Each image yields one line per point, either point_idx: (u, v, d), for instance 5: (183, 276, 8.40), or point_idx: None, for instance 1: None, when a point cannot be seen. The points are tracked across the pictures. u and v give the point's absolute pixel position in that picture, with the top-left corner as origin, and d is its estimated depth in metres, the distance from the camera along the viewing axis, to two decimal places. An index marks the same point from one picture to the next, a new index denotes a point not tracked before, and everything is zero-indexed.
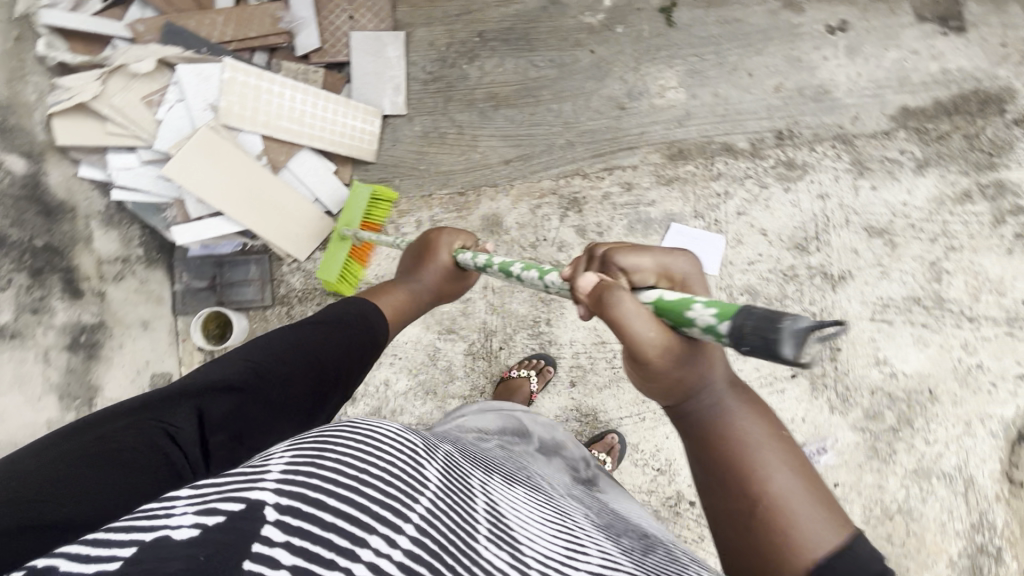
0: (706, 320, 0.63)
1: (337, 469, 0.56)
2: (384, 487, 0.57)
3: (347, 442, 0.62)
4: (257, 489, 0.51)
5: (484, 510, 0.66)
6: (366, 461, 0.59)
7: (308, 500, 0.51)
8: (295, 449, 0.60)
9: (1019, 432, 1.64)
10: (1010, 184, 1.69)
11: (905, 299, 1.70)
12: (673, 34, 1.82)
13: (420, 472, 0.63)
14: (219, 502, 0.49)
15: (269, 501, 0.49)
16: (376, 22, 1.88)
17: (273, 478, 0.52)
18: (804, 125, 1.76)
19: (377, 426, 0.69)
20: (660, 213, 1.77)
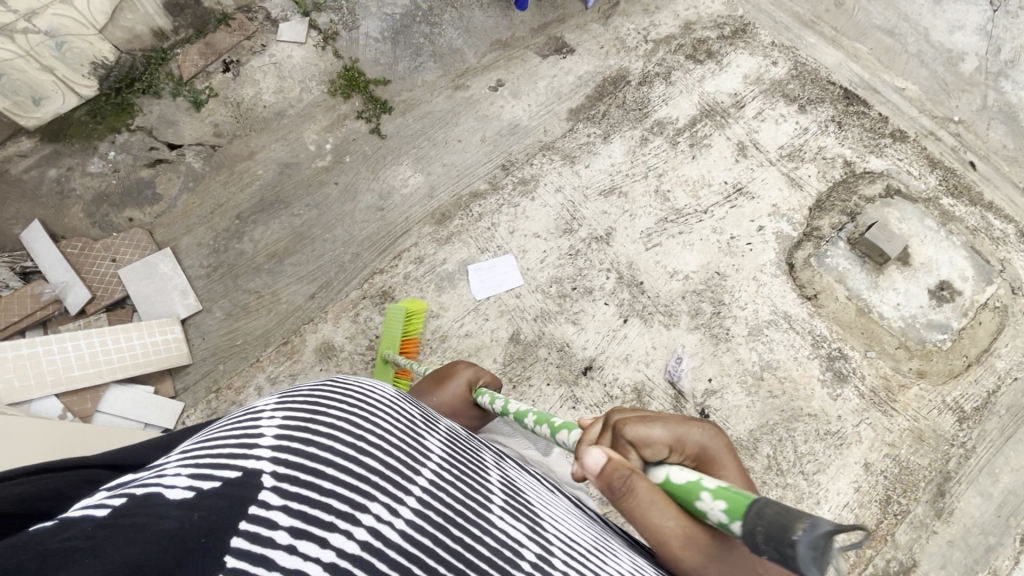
0: (718, 513, 0.68)
1: (335, 436, 0.60)
2: (383, 458, 0.62)
3: (343, 408, 0.66)
4: (252, 458, 0.54)
5: (497, 489, 0.74)
6: (362, 430, 0.63)
7: (306, 467, 0.55)
8: (289, 409, 0.62)
9: (788, 263, 2.06)
10: (665, 118, 2.27)
11: (657, 223, 2.11)
12: (389, 142, 2.23)
13: (419, 446, 0.69)
14: (214, 467, 0.53)
15: (266, 467, 0.53)
16: (138, 252, 2.04)
17: (269, 445, 0.56)
18: (516, 152, 2.21)
19: (381, 395, 0.74)
20: (456, 264, 2.04)
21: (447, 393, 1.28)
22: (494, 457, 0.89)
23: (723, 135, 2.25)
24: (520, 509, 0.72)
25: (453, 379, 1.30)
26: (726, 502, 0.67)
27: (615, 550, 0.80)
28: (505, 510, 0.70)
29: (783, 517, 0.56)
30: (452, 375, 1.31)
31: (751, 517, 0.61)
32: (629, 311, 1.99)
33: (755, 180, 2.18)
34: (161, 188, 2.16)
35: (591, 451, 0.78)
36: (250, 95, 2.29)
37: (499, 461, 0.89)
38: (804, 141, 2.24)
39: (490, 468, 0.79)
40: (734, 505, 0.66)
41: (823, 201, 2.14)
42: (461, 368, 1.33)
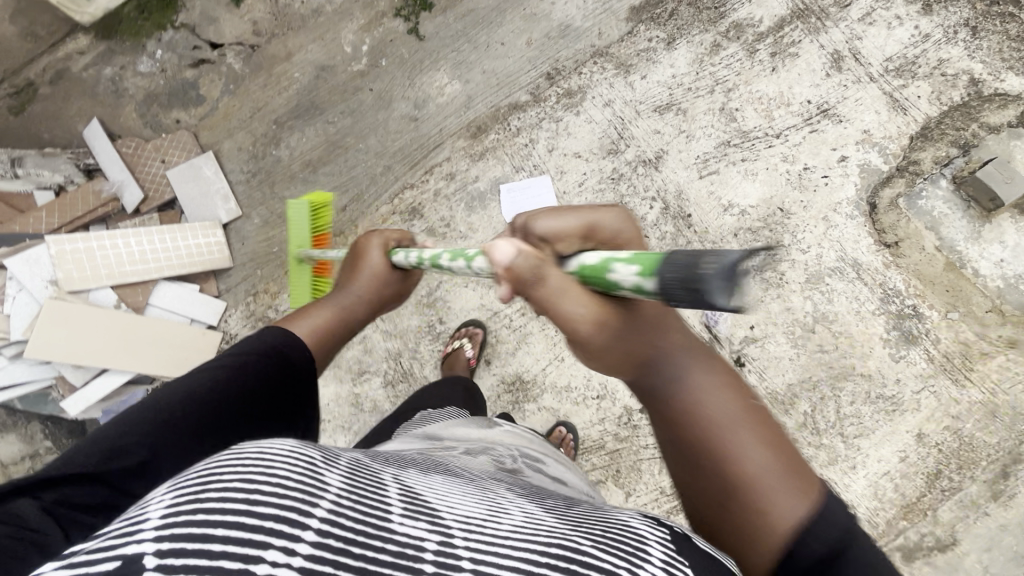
0: (630, 277, 0.64)
1: (225, 495, 0.45)
2: (283, 496, 0.46)
3: (240, 460, 0.49)
4: (127, 550, 0.41)
5: (396, 487, 0.57)
6: (260, 471, 0.48)
7: (194, 535, 0.42)
8: (178, 486, 0.48)
9: (870, 203, 1.76)
10: (745, 20, 1.91)
11: (717, 147, 1.86)
12: (428, 45, 2.06)
13: (323, 467, 0.53)
14: (86, 566, 0.40)
15: (149, 549, 0.41)
16: (185, 154, 2.09)
17: (147, 531, 0.42)
18: (564, 59, 1.97)
19: (278, 442, 0.53)
20: (488, 183, 1.93)
21: (363, 272, 1.16)
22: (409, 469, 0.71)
23: (815, 42, 1.87)
24: (430, 504, 0.56)
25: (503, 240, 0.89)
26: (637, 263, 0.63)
27: (517, 505, 0.65)
28: (413, 509, 0.53)
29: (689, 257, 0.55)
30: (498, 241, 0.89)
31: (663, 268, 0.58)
32: (670, 246, 1.82)
33: (846, 100, 1.83)
34: (204, 90, 2.15)
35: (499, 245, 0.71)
36: None
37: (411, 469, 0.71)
38: (921, 51, 1.82)
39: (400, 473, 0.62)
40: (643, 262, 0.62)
41: (930, 129, 1.77)
42: (366, 240, 1.20)
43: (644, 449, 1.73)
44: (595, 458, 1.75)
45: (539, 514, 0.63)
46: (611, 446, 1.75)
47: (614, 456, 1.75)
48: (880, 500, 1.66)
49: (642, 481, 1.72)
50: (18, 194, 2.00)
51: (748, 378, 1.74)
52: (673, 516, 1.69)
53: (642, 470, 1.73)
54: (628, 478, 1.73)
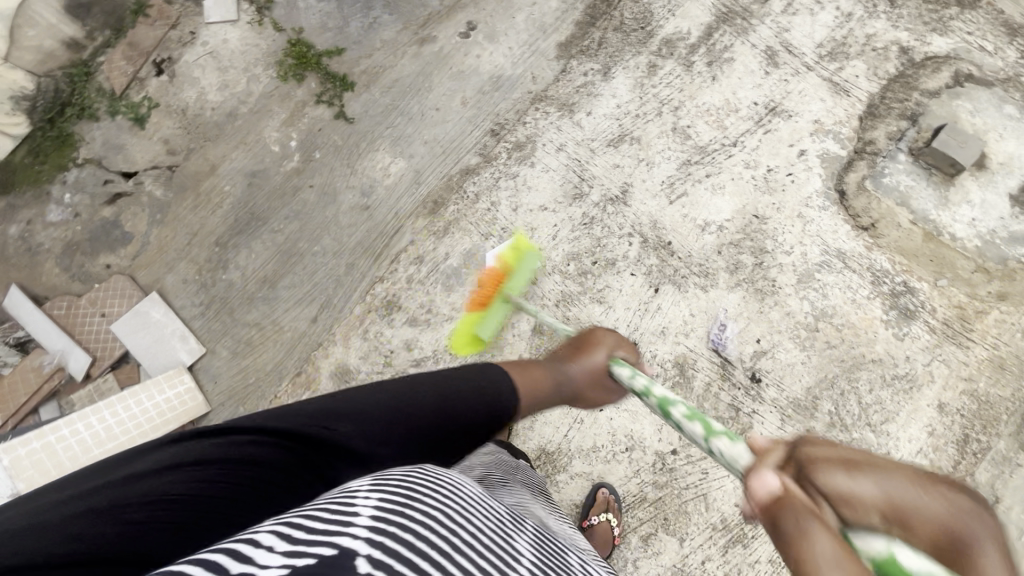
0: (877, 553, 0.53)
1: (430, 529, 0.53)
2: (479, 558, 0.54)
3: (436, 498, 0.59)
4: (347, 536, 0.48)
5: None
6: (457, 525, 0.57)
7: (399, 556, 0.47)
8: (381, 490, 0.57)
9: (838, 191, 1.77)
10: (673, 34, 1.88)
11: (680, 168, 1.82)
12: (359, 126, 1.94)
13: (510, 546, 0.61)
14: (308, 544, 0.47)
15: (361, 550, 0.46)
16: (125, 302, 1.90)
17: (366, 524, 0.49)
18: (505, 112, 1.90)
19: (468, 487, 0.69)
20: (459, 257, 1.83)
21: (592, 359, 1.08)
22: (580, 558, 0.76)
23: (746, 43, 1.86)
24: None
25: (598, 346, 1.10)
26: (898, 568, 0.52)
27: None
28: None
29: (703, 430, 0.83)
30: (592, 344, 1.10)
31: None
32: (659, 279, 1.78)
33: (791, 94, 1.82)
34: (129, 225, 1.96)
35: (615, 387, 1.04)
36: (192, 98, 2.00)
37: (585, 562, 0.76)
38: (847, 32, 1.84)
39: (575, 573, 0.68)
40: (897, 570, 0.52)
41: (876, 106, 1.79)
42: (601, 335, 1.13)
43: (687, 490, 1.69)
44: (641, 512, 1.69)
45: None
46: (652, 496, 1.70)
47: (658, 505, 1.69)
48: None
49: (692, 523, 1.68)
50: None
51: (769, 392, 1.71)
52: (731, 550, 1.66)
53: (689, 512, 1.68)
54: (678, 524, 1.68)
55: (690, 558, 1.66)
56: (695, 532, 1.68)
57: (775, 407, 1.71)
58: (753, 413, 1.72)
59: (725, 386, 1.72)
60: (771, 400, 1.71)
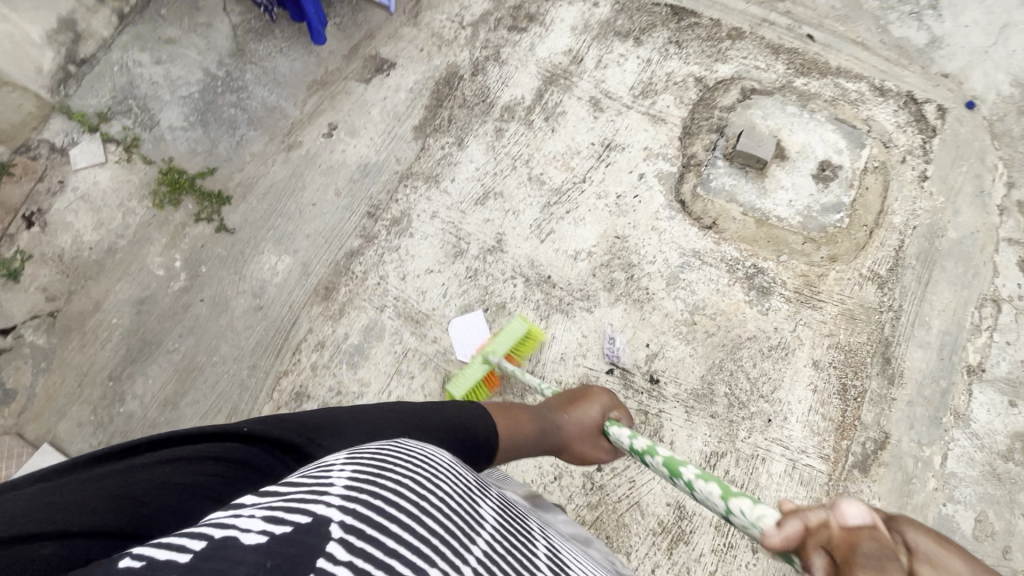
0: None
1: (402, 495, 0.56)
2: (444, 521, 0.57)
3: (404, 467, 0.63)
4: (322, 504, 0.51)
5: (542, 559, 0.67)
6: (426, 492, 0.60)
7: (374, 522, 0.51)
8: (356, 464, 0.60)
9: (679, 201, 2.03)
10: (510, 100, 2.16)
11: (542, 210, 2.03)
12: (241, 233, 2.03)
13: (476, 512, 0.64)
14: (285, 513, 0.49)
15: (336, 517, 0.49)
16: (14, 463, 1.80)
17: (340, 494, 0.52)
18: (378, 194, 2.06)
19: (439, 451, 0.74)
20: (360, 334, 1.90)
21: (579, 414, 1.26)
22: (537, 526, 0.83)
23: (573, 96, 2.16)
24: None
25: (592, 405, 1.28)
26: None
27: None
28: None
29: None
30: (588, 397, 1.29)
31: None
32: (547, 310, 1.92)
33: (619, 130, 2.11)
34: (10, 381, 1.89)
35: (846, 503, 0.63)
36: (68, 241, 2.03)
37: (541, 530, 0.82)
38: (651, 73, 2.18)
39: (535, 539, 0.72)
40: None
41: (690, 126, 2.11)
42: (595, 395, 1.30)
43: (620, 502, 1.74)
44: None
45: None
46: (590, 517, 1.74)
47: (596, 525, 1.73)
48: (819, 434, 1.82)
49: (632, 534, 1.72)
50: None
51: (668, 389, 1.85)
52: (675, 549, 1.70)
53: (627, 524, 1.73)
54: (619, 538, 1.72)
55: (639, 568, 1.69)
56: (637, 541, 1.72)
57: (677, 401, 1.84)
58: (660, 412, 1.84)
59: (630, 394, 1.85)
60: (672, 396, 1.85)
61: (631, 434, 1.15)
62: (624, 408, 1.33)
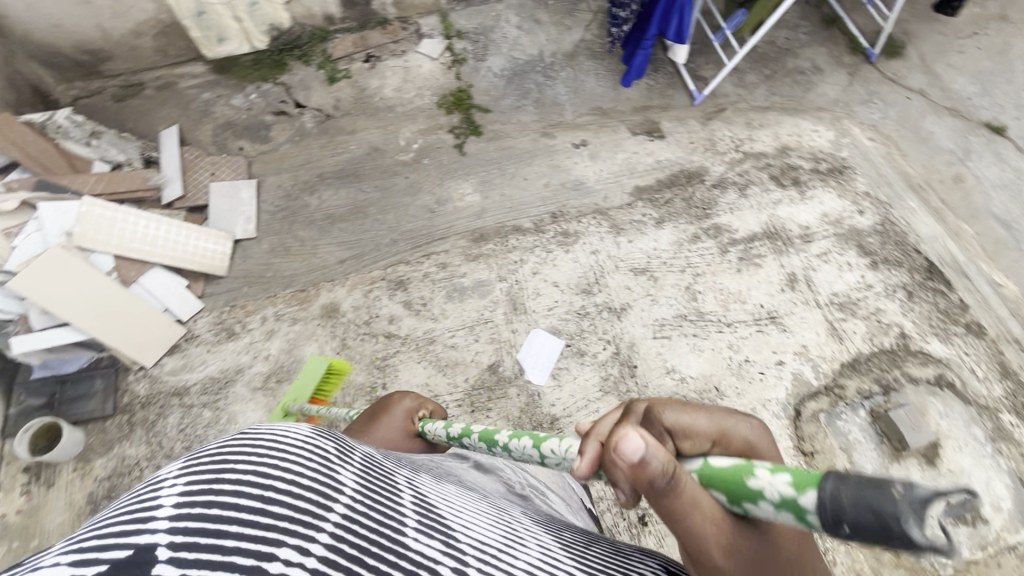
0: (780, 481, 0.58)
1: (237, 491, 0.48)
2: (295, 499, 0.50)
3: (248, 451, 0.54)
4: (146, 534, 0.43)
5: (409, 501, 0.61)
6: (270, 475, 0.51)
7: (204, 530, 0.44)
8: (184, 470, 0.51)
9: (796, 409, 1.90)
10: (725, 225, 2.25)
11: (675, 317, 2.07)
12: (465, 159, 2.44)
13: (332, 472, 0.57)
14: (98, 550, 0.42)
15: (162, 541, 0.43)
16: (233, 175, 2.37)
17: (166, 515, 0.45)
18: (570, 207, 2.31)
19: (290, 427, 0.61)
20: (472, 281, 2.14)
21: (382, 426, 1.36)
22: (411, 472, 0.77)
23: (778, 260, 2.18)
24: (435, 523, 0.60)
25: (389, 413, 1.40)
26: (791, 474, 0.56)
27: (524, 536, 0.71)
28: (422, 524, 0.58)
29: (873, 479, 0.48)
30: (387, 409, 1.40)
31: (827, 490, 0.51)
32: (610, 387, 1.95)
33: (793, 314, 2.07)
34: (273, 132, 2.52)
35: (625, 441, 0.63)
36: (374, 85, 2.64)
37: (415, 476, 0.77)
38: (863, 296, 2.10)
39: (405, 483, 0.66)
40: (799, 477, 0.55)
41: (860, 362, 1.97)
42: (394, 402, 1.42)
43: None
44: None
45: (554, 551, 0.70)
46: None
47: None
48: None
49: None
50: (80, 157, 2.22)
51: (648, 541, 1.72)
52: None
53: None
54: None
55: None
56: None
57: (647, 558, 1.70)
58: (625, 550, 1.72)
59: (614, 511, 1.77)
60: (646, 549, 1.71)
61: (444, 426, 1.25)
62: (427, 400, 1.48)
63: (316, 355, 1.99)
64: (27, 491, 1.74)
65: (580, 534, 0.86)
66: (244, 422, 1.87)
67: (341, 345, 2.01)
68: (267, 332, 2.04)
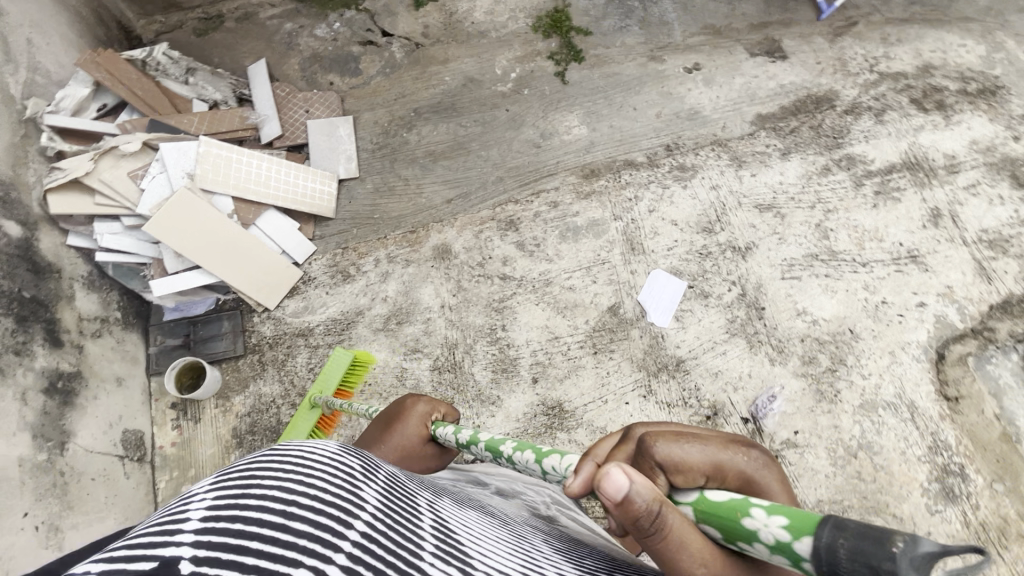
0: (772, 526, 0.60)
1: (263, 506, 0.53)
2: (316, 517, 0.53)
3: (276, 470, 0.59)
4: (172, 546, 0.47)
5: (430, 527, 0.64)
6: (295, 492, 0.56)
7: (227, 546, 0.47)
8: (217, 487, 0.55)
9: (938, 353, 1.81)
10: (858, 155, 2.07)
11: (804, 256, 1.95)
12: (568, 89, 2.27)
13: (358, 492, 0.61)
14: (127, 561, 0.45)
15: (185, 554, 0.46)
16: (328, 112, 2.28)
17: (193, 529, 0.48)
18: (686, 138, 2.15)
19: (318, 446, 0.67)
20: (586, 219, 2.05)
21: (397, 435, 1.18)
22: (437, 496, 0.81)
23: (919, 194, 2.00)
24: (452, 549, 0.62)
25: (407, 418, 1.21)
26: (784, 516, 0.59)
27: (544, 564, 0.72)
28: (439, 551, 0.60)
29: (874, 530, 0.49)
30: (402, 415, 1.21)
31: (823, 534, 0.54)
32: (737, 329, 1.88)
33: (937, 253, 1.92)
34: (362, 65, 2.39)
35: (610, 477, 0.65)
36: (463, 9, 2.45)
37: (440, 499, 0.81)
38: (1016, 232, 1.93)
39: (427, 508, 0.70)
40: (794, 521, 0.58)
41: (1011, 304, 1.84)
42: (411, 404, 1.24)
43: None
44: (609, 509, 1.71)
45: None
46: None
47: None
48: None
49: None
50: (180, 96, 2.18)
51: None
52: None
53: None
54: None
55: None
56: None
57: None
58: None
59: None
60: None
61: (454, 429, 1.14)
62: (447, 402, 1.29)
63: (432, 297, 1.98)
64: (177, 426, 1.82)
65: (602, 560, 0.87)
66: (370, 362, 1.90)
67: (456, 287, 1.99)
68: (381, 274, 2.02)
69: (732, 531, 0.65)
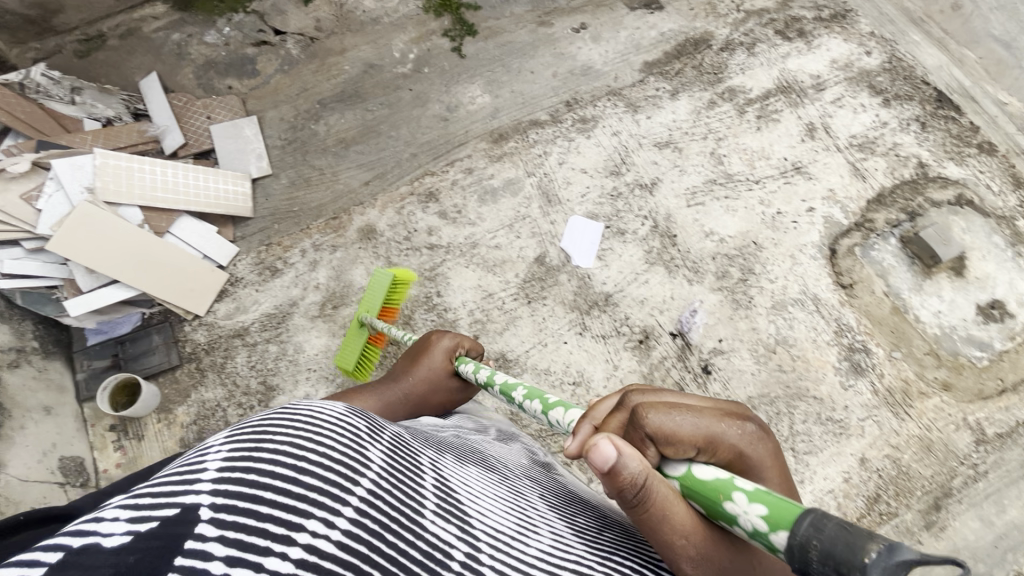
0: (753, 517, 0.65)
1: (277, 459, 0.55)
2: (326, 473, 0.56)
3: (286, 429, 0.61)
4: (193, 493, 0.50)
5: (432, 487, 0.67)
6: (305, 448, 0.58)
7: (243, 495, 0.51)
8: (233, 441, 0.59)
9: (830, 249, 2.01)
10: (738, 86, 2.26)
11: (704, 183, 2.12)
12: (466, 62, 2.35)
13: (363, 451, 0.63)
14: (153, 507, 0.49)
15: (205, 501, 0.49)
16: (230, 116, 2.27)
17: (211, 478, 0.52)
18: (583, 93, 2.27)
19: (326, 406, 0.69)
20: (501, 180, 2.14)
21: (424, 366, 1.32)
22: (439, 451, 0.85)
23: (795, 113, 2.20)
24: (454, 507, 0.65)
25: (432, 351, 1.36)
26: (766, 506, 0.64)
27: (538, 517, 0.75)
28: (440, 510, 0.63)
29: (851, 535, 0.52)
30: (429, 348, 1.36)
31: (801, 528, 0.58)
32: (655, 259, 2.02)
33: (817, 162, 2.13)
34: (260, 66, 2.38)
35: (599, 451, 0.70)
36: None
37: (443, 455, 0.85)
38: (880, 134, 2.16)
39: (430, 466, 0.73)
40: (776, 513, 0.62)
41: (885, 196, 2.06)
42: (436, 338, 1.38)
43: None
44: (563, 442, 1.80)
45: (567, 535, 0.73)
46: None
47: None
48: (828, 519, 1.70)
49: None
50: (69, 116, 2.11)
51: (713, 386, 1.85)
52: None
53: None
54: None
55: None
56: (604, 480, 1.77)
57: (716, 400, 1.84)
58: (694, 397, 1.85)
59: (678, 366, 1.88)
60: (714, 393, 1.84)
61: (476, 368, 1.28)
62: (472, 338, 1.43)
63: (365, 277, 2.01)
64: (119, 446, 1.78)
65: (591, 508, 0.92)
66: (312, 349, 1.91)
67: (387, 263, 2.03)
68: (310, 263, 2.03)
69: (715, 509, 0.70)
